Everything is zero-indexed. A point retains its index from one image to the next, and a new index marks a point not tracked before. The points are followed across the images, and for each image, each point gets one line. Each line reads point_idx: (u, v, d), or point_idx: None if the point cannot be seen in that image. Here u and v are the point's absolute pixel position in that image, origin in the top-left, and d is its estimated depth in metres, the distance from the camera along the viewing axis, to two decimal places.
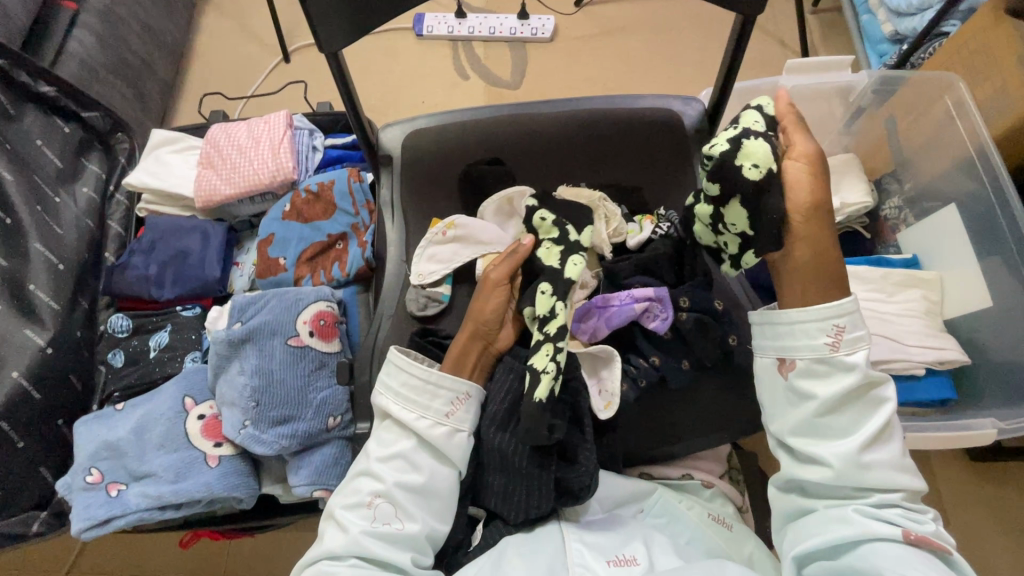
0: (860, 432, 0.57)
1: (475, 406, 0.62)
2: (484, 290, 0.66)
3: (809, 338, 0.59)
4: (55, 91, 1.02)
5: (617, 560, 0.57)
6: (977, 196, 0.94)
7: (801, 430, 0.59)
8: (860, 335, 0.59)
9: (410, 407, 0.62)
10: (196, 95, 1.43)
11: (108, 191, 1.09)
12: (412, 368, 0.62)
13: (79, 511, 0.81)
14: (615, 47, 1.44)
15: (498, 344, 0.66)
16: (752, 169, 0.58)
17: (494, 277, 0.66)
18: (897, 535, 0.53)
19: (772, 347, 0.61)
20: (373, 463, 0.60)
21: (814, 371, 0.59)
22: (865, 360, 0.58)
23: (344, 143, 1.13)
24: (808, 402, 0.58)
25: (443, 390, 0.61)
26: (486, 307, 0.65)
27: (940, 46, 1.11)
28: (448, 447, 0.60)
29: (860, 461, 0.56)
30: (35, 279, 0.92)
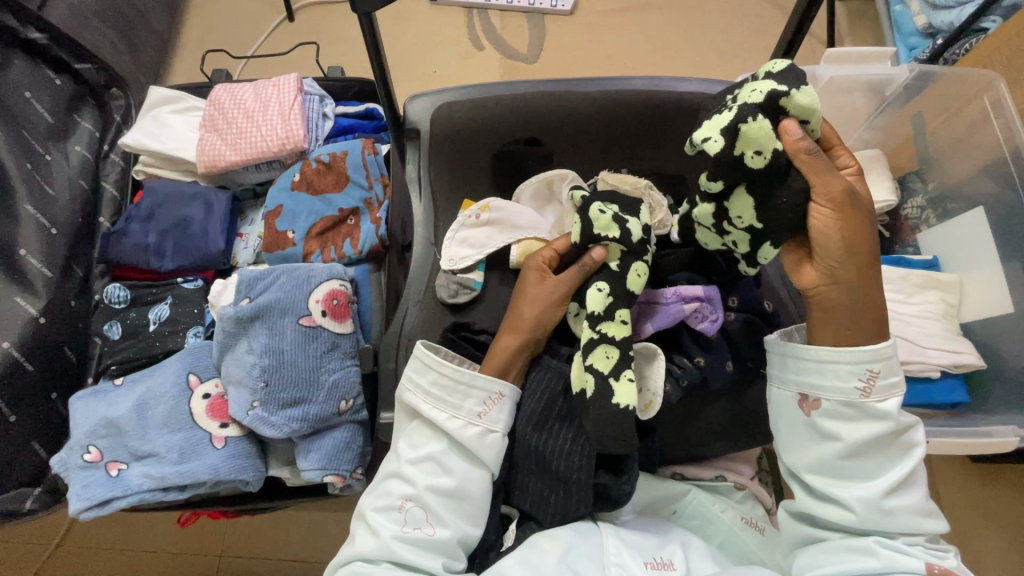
0: (884, 477, 0.56)
1: (508, 406, 0.63)
2: (547, 300, 0.65)
3: (840, 381, 0.56)
4: (46, 39, 0.94)
5: (654, 563, 0.59)
6: (1004, 201, 0.92)
7: (821, 468, 0.58)
8: (896, 380, 0.56)
9: (441, 406, 0.62)
10: (195, 51, 1.34)
11: (102, 151, 1.02)
12: (445, 368, 0.63)
13: (78, 490, 0.77)
14: (639, 24, 1.38)
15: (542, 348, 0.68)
16: (754, 159, 0.55)
17: (562, 295, 0.65)
18: (920, 569, 0.53)
19: (798, 382, 0.59)
20: (405, 464, 0.62)
21: (841, 413, 0.57)
22: (897, 408, 0.56)
23: (356, 112, 1.06)
24: (832, 443, 0.57)
25: (477, 390, 0.62)
26: (549, 320, 0.65)
27: (975, 43, 1.07)
28: (480, 447, 0.61)
29: (883, 506, 0.55)
30: (26, 244, 0.86)
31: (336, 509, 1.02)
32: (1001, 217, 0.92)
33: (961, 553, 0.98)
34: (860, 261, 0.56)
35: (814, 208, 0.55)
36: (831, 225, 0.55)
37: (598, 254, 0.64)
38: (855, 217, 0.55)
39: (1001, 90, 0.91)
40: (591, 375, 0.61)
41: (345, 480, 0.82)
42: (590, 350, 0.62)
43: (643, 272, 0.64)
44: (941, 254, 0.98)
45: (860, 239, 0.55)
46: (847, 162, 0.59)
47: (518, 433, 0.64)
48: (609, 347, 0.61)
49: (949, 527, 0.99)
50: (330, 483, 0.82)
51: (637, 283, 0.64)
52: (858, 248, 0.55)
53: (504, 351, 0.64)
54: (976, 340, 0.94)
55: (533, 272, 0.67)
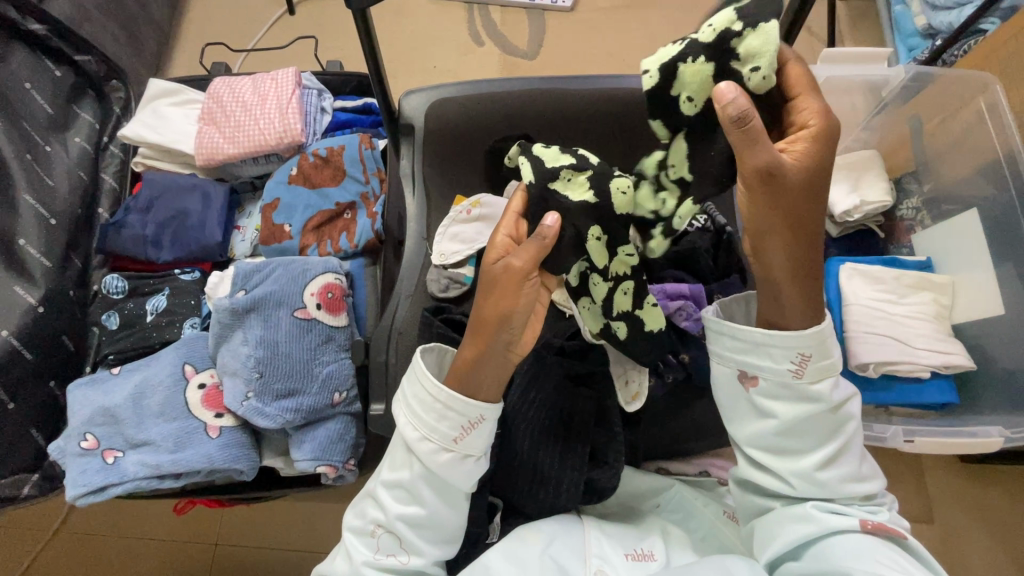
0: (820, 450, 0.57)
1: (488, 431, 0.57)
2: (501, 289, 0.53)
3: (773, 362, 0.56)
4: (46, 30, 0.95)
5: (634, 554, 0.61)
6: (998, 203, 0.92)
7: (759, 444, 0.59)
8: (830, 360, 0.56)
9: (416, 424, 0.58)
10: (194, 44, 1.34)
11: (102, 142, 1.03)
12: (423, 381, 0.57)
13: (75, 477, 0.79)
14: (638, 21, 1.38)
15: (517, 348, 0.56)
16: (690, 100, 0.55)
17: (515, 274, 0.53)
18: (856, 525, 0.55)
19: (732, 358, 0.58)
20: (380, 488, 0.61)
21: (774, 391, 0.57)
22: (829, 388, 0.56)
23: (354, 107, 1.07)
24: (770, 420, 0.58)
25: (452, 412, 0.56)
26: (509, 314, 0.53)
27: (974, 44, 1.07)
28: (454, 472, 0.57)
29: (817, 477, 0.57)
30: (25, 234, 0.87)
31: (330, 499, 1.04)
32: (995, 219, 0.92)
33: (945, 550, 0.99)
34: (792, 237, 0.52)
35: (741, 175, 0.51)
36: (766, 197, 0.50)
37: (548, 219, 0.55)
38: (788, 194, 0.50)
39: (997, 92, 0.91)
40: (621, 321, 0.65)
41: (338, 471, 0.83)
42: (608, 301, 0.64)
43: (628, 186, 0.59)
44: (935, 256, 0.99)
45: (799, 210, 0.51)
46: (806, 117, 0.53)
47: (511, 432, 0.65)
48: (623, 283, 0.63)
49: (936, 524, 1.01)
50: (323, 474, 0.83)
51: (622, 202, 0.59)
52: (789, 221, 0.52)
53: (464, 363, 0.55)
54: (967, 340, 0.95)
55: (493, 254, 0.57)
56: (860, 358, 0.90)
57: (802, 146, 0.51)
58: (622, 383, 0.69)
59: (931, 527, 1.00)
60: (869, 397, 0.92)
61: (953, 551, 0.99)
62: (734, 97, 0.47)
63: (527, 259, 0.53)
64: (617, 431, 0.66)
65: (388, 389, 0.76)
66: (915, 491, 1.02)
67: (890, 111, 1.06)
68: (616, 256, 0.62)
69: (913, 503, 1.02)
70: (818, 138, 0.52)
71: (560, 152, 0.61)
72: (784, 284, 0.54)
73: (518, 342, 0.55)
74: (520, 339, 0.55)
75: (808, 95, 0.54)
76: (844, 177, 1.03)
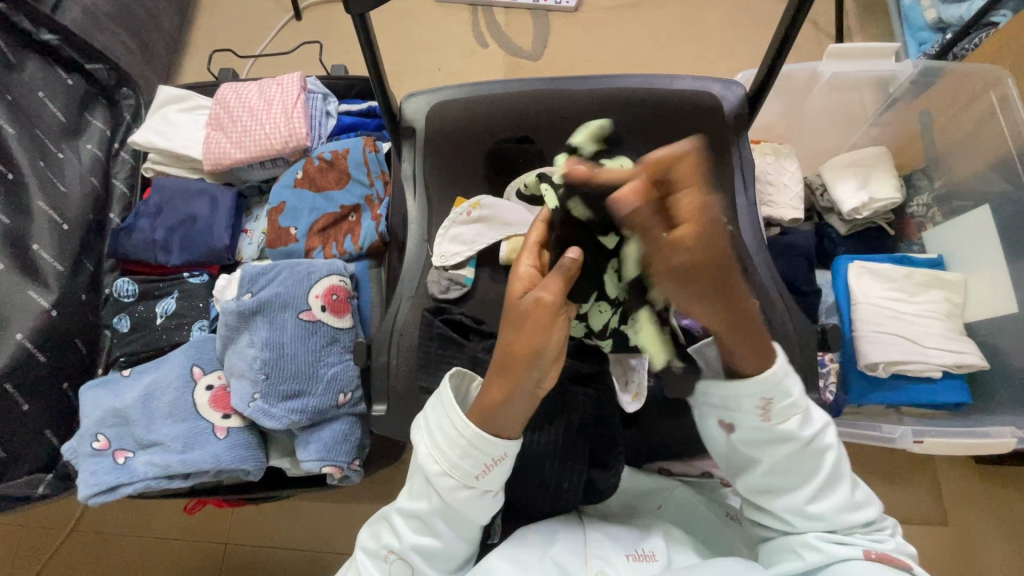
0: (810, 484, 0.59)
1: (508, 465, 0.57)
2: (531, 327, 0.51)
3: (740, 410, 0.58)
4: (58, 39, 0.97)
5: (636, 555, 0.61)
6: (1012, 198, 0.90)
7: (751, 488, 0.62)
8: (793, 399, 0.57)
9: (437, 457, 0.57)
10: (204, 51, 1.36)
11: (113, 149, 1.04)
12: (449, 415, 0.56)
13: (87, 477, 0.80)
14: (643, 20, 1.37)
15: (546, 384, 0.54)
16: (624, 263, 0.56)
17: (546, 308, 0.51)
18: (859, 555, 0.56)
19: (712, 412, 0.60)
20: (395, 514, 0.61)
21: (753, 437, 0.59)
22: (799, 422, 0.58)
23: (359, 109, 1.08)
24: (755, 464, 0.60)
25: (476, 450, 0.56)
26: (541, 349, 0.51)
27: (986, 37, 1.04)
28: (472, 505, 0.58)
29: (808, 510, 0.59)
30: (39, 239, 0.90)
31: (338, 499, 1.05)
32: (1008, 216, 0.90)
33: (960, 551, 0.97)
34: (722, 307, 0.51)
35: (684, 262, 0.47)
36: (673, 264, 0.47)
37: (571, 252, 0.54)
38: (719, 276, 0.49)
39: (1009, 86, 0.89)
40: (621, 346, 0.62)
41: (344, 471, 0.84)
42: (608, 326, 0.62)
43: None
44: (946, 253, 0.97)
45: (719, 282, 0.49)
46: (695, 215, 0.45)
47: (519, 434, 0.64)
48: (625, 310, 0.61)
49: (950, 526, 0.99)
50: (328, 474, 0.84)
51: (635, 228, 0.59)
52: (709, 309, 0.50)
53: (492, 403, 0.54)
54: (980, 339, 0.93)
55: (517, 286, 0.54)
56: (870, 358, 0.88)
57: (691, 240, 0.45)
58: (622, 382, 0.68)
59: (945, 529, 0.99)
60: (880, 397, 0.91)
61: (966, 553, 0.97)
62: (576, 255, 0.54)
63: (559, 292, 0.51)
64: (613, 432, 0.67)
65: (391, 389, 0.77)
66: (929, 492, 1.00)
67: (900, 107, 1.03)
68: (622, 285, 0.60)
69: (928, 503, 1.00)
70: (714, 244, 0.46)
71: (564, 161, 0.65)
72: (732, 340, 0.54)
73: (548, 376, 0.54)
74: (550, 373, 0.54)
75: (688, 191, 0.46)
76: (853, 175, 1.01)
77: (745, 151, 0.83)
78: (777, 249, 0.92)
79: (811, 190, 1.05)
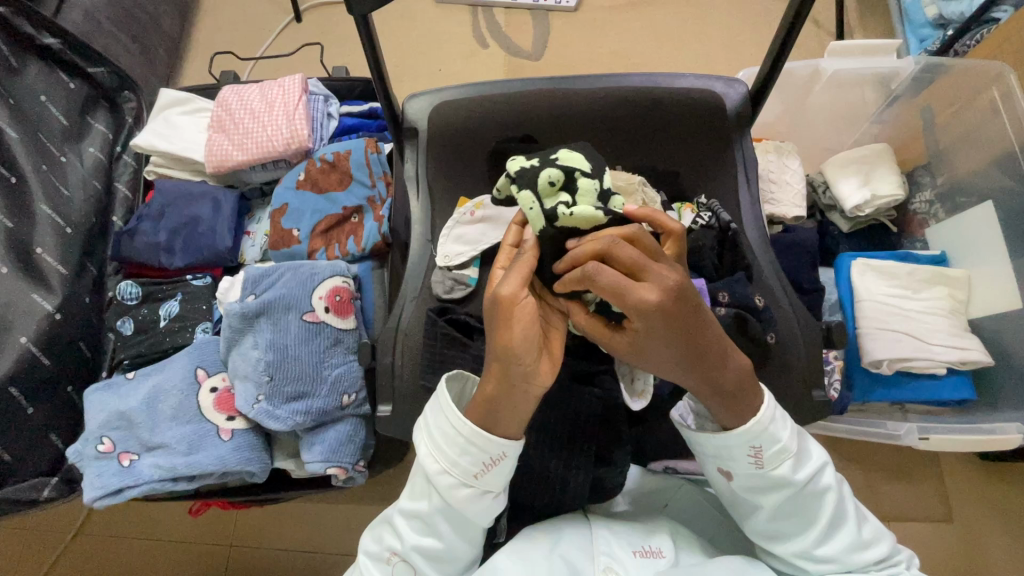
0: (814, 525, 0.59)
1: (509, 466, 0.57)
2: (498, 320, 0.53)
3: (734, 460, 0.59)
4: (60, 43, 0.98)
5: (642, 551, 0.61)
6: (1015, 194, 0.90)
7: (758, 531, 0.62)
8: (785, 444, 0.58)
9: (437, 456, 0.57)
10: (204, 53, 1.36)
11: (115, 152, 1.05)
12: (448, 414, 0.57)
13: (92, 480, 0.80)
14: (643, 20, 1.37)
15: (532, 376, 0.53)
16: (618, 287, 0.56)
17: (506, 299, 0.52)
18: None
19: (708, 461, 0.61)
20: (396, 515, 0.61)
21: (749, 485, 0.59)
22: (793, 467, 0.58)
23: (360, 111, 1.08)
24: (757, 509, 0.60)
25: (475, 449, 0.56)
26: (511, 340, 0.52)
27: (987, 32, 1.04)
28: (473, 506, 0.58)
29: (815, 553, 0.59)
30: (42, 243, 0.90)
31: (343, 501, 1.04)
32: (1011, 211, 0.90)
33: (966, 548, 0.97)
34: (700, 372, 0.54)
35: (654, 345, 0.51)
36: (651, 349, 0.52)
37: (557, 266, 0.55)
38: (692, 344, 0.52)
39: (1011, 81, 0.89)
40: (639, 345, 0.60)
41: (348, 472, 0.84)
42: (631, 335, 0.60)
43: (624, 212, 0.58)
44: (950, 249, 0.97)
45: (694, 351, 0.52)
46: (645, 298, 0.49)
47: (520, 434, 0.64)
48: None
49: (956, 523, 0.99)
50: (333, 475, 0.84)
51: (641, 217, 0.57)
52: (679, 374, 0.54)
53: (483, 395, 0.55)
54: (985, 335, 0.93)
55: (492, 287, 0.57)
56: (874, 356, 0.88)
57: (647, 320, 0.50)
58: (628, 380, 0.64)
59: (951, 526, 0.99)
60: (884, 394, 0.90)
61: (973, 550, 0.97)
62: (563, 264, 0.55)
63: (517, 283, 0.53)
64: (620, 431, 0.67)
65: (395, 390, 0.77)
66: (934, 489, 1.00)
67: (902, 104, 1.03)
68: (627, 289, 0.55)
69: (933, 501, 1.00)
70: (680, 325, 0.50)
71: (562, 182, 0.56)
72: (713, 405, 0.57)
73: (529, 368, 0.53)
74: (532, 366, 0.53)
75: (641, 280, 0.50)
76: (855, 171, 1.00)
77: (749, 148, 0.82)
78: (781, 246, 0.92)
79: (813, 188, 1.04)
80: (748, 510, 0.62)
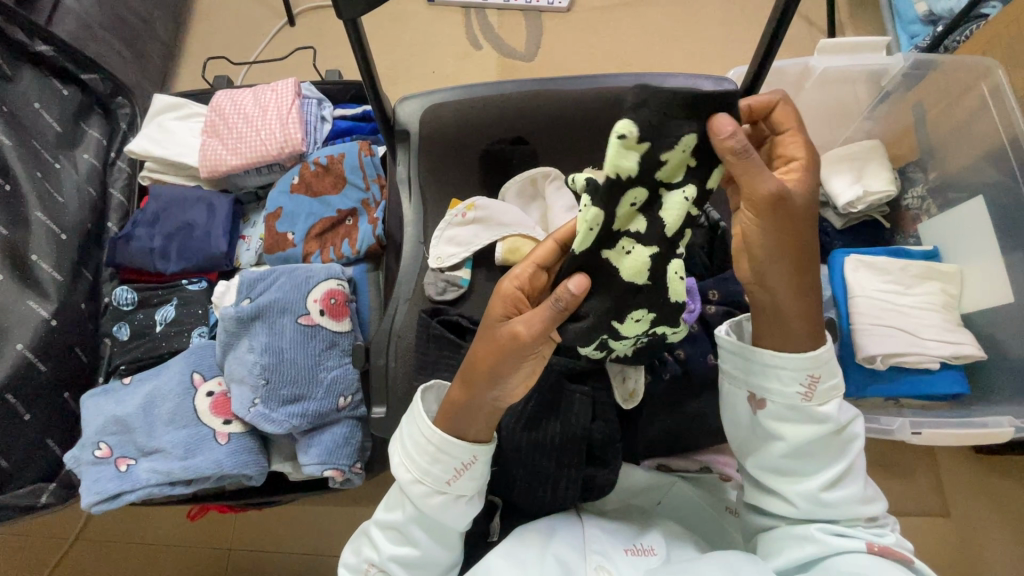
0: (826, 472, 0.60)
1: (480, 470, 0.59)
2: (501, 354, 0.53)
3: (782, 385, 0.59)
4: (52, 50, 0.98)
5: (634, 549, 0.62)
6: (1006, 189, 0.90)
7: (767, 466, 0.62)
8: (833, 384, 0.60)
9: (409, 466, 0.59)
10: (198, 58, 1.37)
11: (109, 158, 1.05)
12: (419, 423, 0.59)
13: (90, 485, 0.81)
14: (635, 20, 1.37)
15: (509, 401, 0.57)
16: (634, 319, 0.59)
17: (524, 342, 0.52)
18: (862, 548, 0.57)
19: (748, 384, 0.61)
20: (373, 527, 0.63)
21: (785, 414, 0.60)
22: (835, 409, 0.59)
23: (354, 114, 1.09)
24: (778, 443, 0.61)
25: (444, 455, 0.58)
26: (503, 374, 0.54)
27: (977, 28, 1.04)
28: (447, 513, 0.59)
29: (821, 497, 0.59)
30: (37, 250, 0.90)
31: (341, 503, 1.05)
32: (1002, 206, 0.91)
33: (962, 541, 0.98)
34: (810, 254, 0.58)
35: (804, 195, 0.56)
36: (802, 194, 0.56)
37: (575, 285, 0.52)
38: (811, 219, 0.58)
39: (999, 77, 0.89)
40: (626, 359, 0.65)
41: (345, 474, 0.84)
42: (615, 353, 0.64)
43: (682, 271, 0.59)
44: (942, 244, 0.97)
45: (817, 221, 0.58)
46: (793, 150, 0.57)
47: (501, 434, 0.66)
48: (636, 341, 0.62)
49: (952, 517, 0.99)
50: (330, 477, 0.85)
51: (678, 288, 0.60)
52: (794, 242, 0.56)
53: (452, 404, 0.58)
54: (977, 330, 0.93)
55: (498, 310, 0.56)
56: (867, 351, 0.89)
57: (804, 166, 0.57)
58: (619, 380, 0.69)
59: (947, 520, 0.99)
60: (878, 389, 0.91)
61: (969, 544, 0.98)
62: (730, 132, 0.51)
63: (537, 331, 0.52)
64: (613, 431, 0.66)
65: (390, 392, 0.77)
66: (930, 483, 1.01)
67: (893, 100, 1.03)
68: (628, 323, 0.59)
69: (929, 495, 1.00)
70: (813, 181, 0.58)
71: (640, 212, 0.55)
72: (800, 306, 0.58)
73: (508, 397, 0.57)
74: (513, 396, 0.57)
75: (794, 132, 0.58)
76: (847, 168, 1.01)
77: None
78: None
79: None
80: (765, 443, 0.62)
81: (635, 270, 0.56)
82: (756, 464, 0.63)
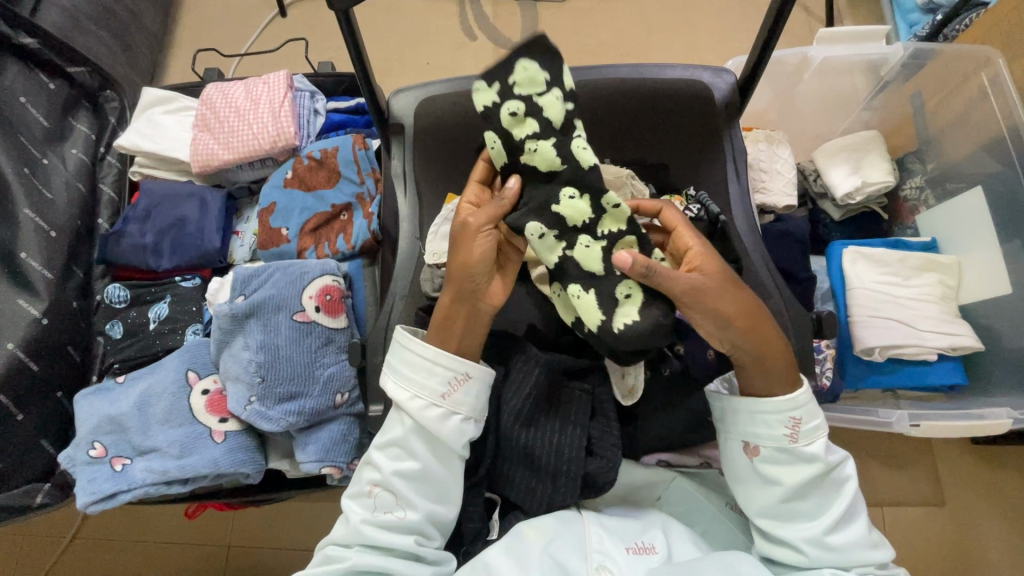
0: (827, 514, 0.60)
1: (475, 387, 0.63)
2: (463, 245, 0.61)
3: (768, 429, 0.60)
4: (37, 43, 0.96)
5: (636, 547, 0.62)
6: (1004, 178, 0.90)
7: (768, 512, 0.61)
8: (817, 423, 0.61)
9: (406, 385, 0.63)
10: (188, 51, 1.34)
11: (98, 153, 1.03)
12: (412, 346, 0.64)
13: (84, 485, 0.80)
14: (632, 9, 1.35)
15: (484, 295, 0.62)
16: (573, 200, 0.59)
17: (475, 228, 0.60)
18: None
19: (736, 432, 0.62)
20: (373, 451, 0.65)
21: (777, 458, 0.60)
22: (825, 449, 0.60)
23: (347, 107, 1.06)
24: (775, 487, 0.60)
25: (440, 368, 0.63)
26: (470, 263, 0.61)
27: (976, 16, 1.03)
28: (444, 426, 0.62)
29: (826, 541, 0.59)
30: (26, 247, 0.89)
31: (339, 498, 1.05)
32: (1001, 197, 0.90)
33: (958, 530, 0.98)
34: (750, 316, 0.59)
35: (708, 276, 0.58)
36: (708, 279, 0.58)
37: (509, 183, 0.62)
38: (735, 286, 0.59)
39: (999, 66, 0.89)
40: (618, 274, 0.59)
41: (343, 471, 0.84)
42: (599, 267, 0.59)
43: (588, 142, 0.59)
44: (942, 236, 0.97)
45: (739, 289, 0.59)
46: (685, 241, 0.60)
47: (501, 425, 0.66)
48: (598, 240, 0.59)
49: (948, 506, 1.00)
50: (329, 475, 0.84)
51: (587, 157, 0.58)
52: (733, 311, 0.58)
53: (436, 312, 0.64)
54: (975, 321, 0.93)
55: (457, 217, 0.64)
56: (865, 343, 0.89)
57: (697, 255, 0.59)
58: (620, 376, 0.67)
59: (943, 509, 1.00)
60: (876, 380, 0.91)
61: (964, 533, 0.98)
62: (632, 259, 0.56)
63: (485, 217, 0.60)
64: (610, 421, 0.66)
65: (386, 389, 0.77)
66: (926, 473, 1.01)
67: (891, 91, 1.02)
68: (565, 204, 0.59)
69: (926, 485, 1.01)
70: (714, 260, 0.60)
71: (526, 116, 0.59)
72: (769, 356, 0.60)
73: (483, 291, 0.62)
74: (486, 290, 0.62)
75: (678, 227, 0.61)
76: (845, 159, 1.00)
77: (739, 137, 0.82)
78: (772, 236, 0.92)
79: (803, 175, 1.04)
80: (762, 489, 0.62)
81: (541, 158, 0.59)
82: (758, 512, 0.62)
